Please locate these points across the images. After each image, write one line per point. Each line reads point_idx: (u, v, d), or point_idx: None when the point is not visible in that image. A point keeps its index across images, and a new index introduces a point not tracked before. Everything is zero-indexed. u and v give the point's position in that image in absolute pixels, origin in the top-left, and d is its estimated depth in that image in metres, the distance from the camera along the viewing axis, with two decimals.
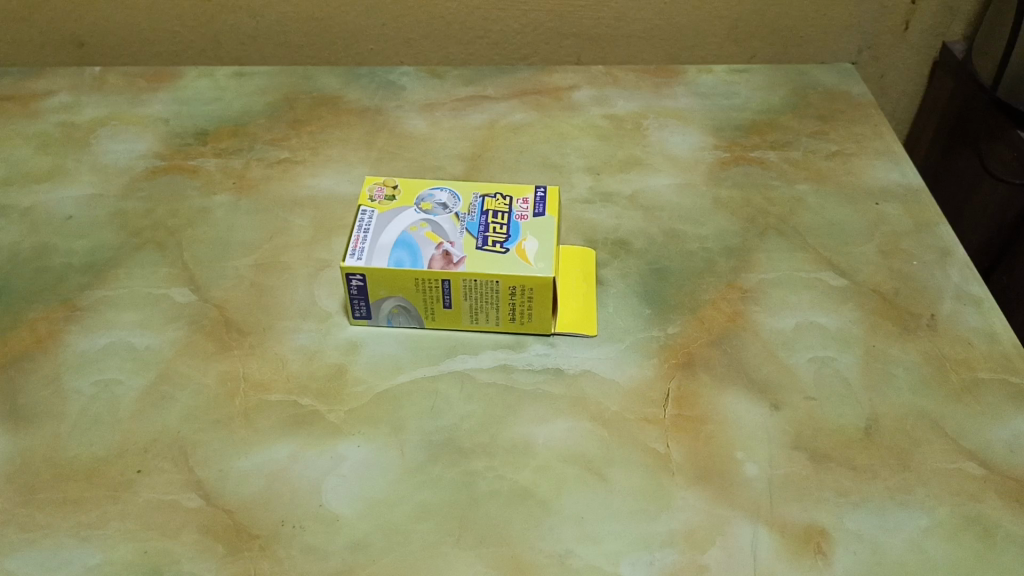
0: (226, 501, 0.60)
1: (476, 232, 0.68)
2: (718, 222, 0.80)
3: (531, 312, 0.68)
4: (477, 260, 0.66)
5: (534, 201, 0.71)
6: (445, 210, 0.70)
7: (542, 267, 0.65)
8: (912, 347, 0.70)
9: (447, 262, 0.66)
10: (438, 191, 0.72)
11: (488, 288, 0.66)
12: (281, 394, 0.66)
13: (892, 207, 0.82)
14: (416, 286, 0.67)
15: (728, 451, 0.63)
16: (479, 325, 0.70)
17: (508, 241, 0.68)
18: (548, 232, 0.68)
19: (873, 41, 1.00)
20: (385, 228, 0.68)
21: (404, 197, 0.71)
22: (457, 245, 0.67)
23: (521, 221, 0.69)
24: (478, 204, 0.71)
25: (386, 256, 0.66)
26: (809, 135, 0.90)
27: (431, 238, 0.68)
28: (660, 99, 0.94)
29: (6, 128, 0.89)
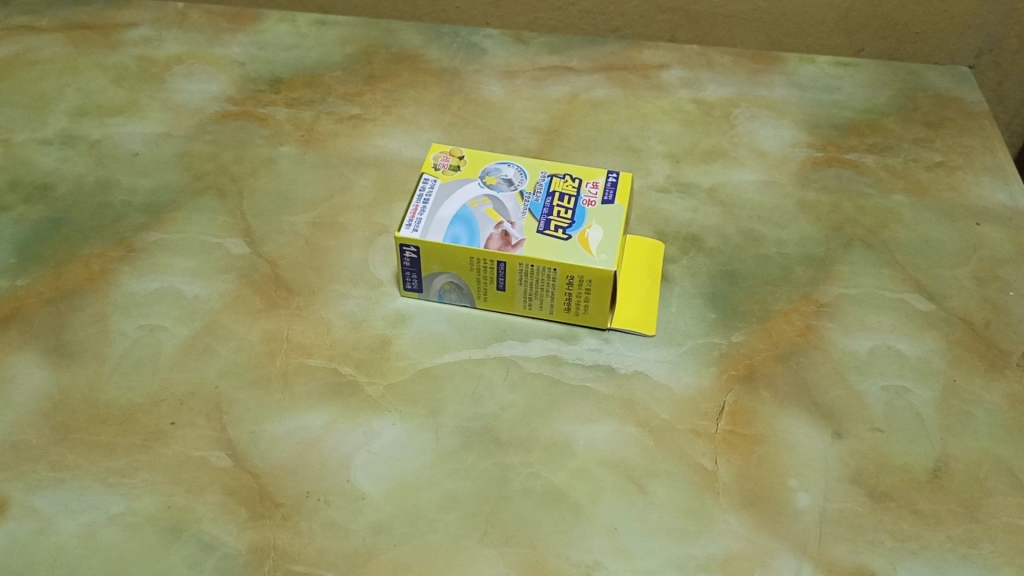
0: (255, 464, 0.59)
1: (539, 214, 0.65)
2: (802, 227, 0.75)
3: (588, 303, 0.65)
4: (536, 244, 0.63)
5: (604, 186, 0.67)
6: (510, 187, 0.67)
7: (603, 260, 0.62)
8: (998, 387, 0.64)
9: (505, 243, 0.63)
10: (505, 166, 0.68)
11: (544, 275, 0.63)
12: (322, 359, 0.65)
13: (994, 229, 0.75)
14: (469, 265, 0.64)
15: (780, 477, 0.59)
16: (533, 312, 0.67)
17: (572, 227, 0.64)
18: (615, 221, 0.64)
19: (997, 45, 0.92)
20: (445, 200, 0.65)
21: (469, 169, 0.68)
22: (517, 226, 0.64)
23: (588, 207, 0.65)
24: (545, 184, 0.67)
25: (442, 230, 0.63)
26: (911, 141, 0.83)
27: (491, 215, 0.64)
28: (754, 87, 0.89)
29: (86, 57, 0.89)
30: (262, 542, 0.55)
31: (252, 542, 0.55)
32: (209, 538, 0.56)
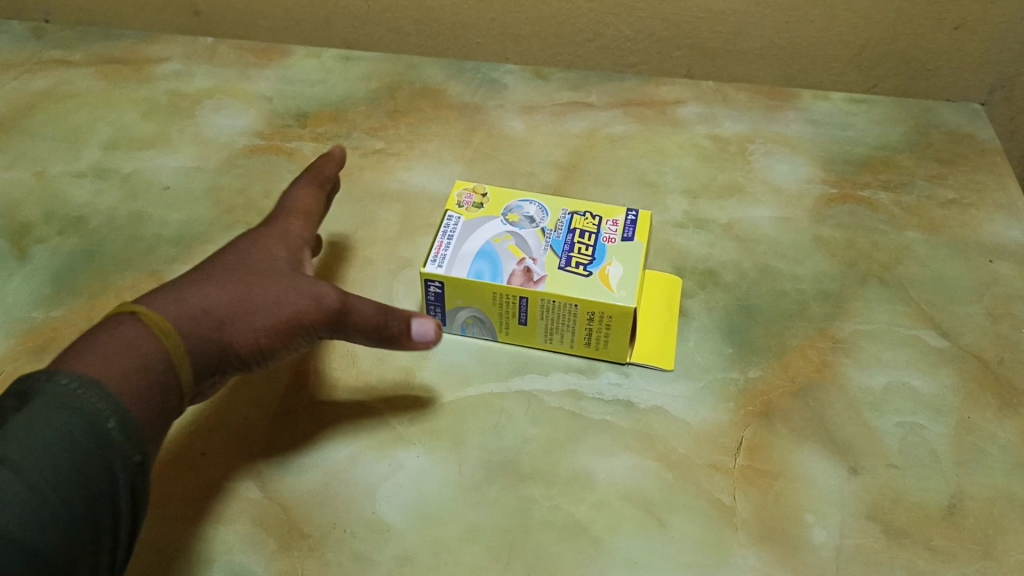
0: (283, 495, 0.61)
1: (560, 251, 0.66)
2: (817, 263, 0.77)
3: (608, 338, 0.66)
4: (557, 280, 0.64)
5: (624, 224, 0.69)
6: (532, 224, 0.68)
7: (623, 296, 0.63)
8: (1012, 424, 0.65)
9: (527, 279, 0.64)
10: (527, 203, 0.70)
11: (565, 310, 0.64)
12: (348, 393, 0.67)
13: (1007, 266, 0.77)
14: (492, 301, 0.66)
15: (797, 512, 0.60)
16: (554, 345, 0.68)
17: (593, 263, 0.65)
18: (635, 258, 0.65)
19: (1009, 81, 0.92)
20: (468, 237, 0.67)
21: (492, 206, 0.69)
22: (539, 263, 0.65)
23: (608, 244, 0.67)
24: (566, 222, 0.69)
25: (465, 266, 0.65)
26: (925, 178, 0.85)
27: (514, 252, 0.66)
28: (769, 123, 0.91)
29: (118, 92, 0.92)
30: (290, 572, 0.57)
31: (280, 572, 0.57)
32: (239, 567, 0.57)
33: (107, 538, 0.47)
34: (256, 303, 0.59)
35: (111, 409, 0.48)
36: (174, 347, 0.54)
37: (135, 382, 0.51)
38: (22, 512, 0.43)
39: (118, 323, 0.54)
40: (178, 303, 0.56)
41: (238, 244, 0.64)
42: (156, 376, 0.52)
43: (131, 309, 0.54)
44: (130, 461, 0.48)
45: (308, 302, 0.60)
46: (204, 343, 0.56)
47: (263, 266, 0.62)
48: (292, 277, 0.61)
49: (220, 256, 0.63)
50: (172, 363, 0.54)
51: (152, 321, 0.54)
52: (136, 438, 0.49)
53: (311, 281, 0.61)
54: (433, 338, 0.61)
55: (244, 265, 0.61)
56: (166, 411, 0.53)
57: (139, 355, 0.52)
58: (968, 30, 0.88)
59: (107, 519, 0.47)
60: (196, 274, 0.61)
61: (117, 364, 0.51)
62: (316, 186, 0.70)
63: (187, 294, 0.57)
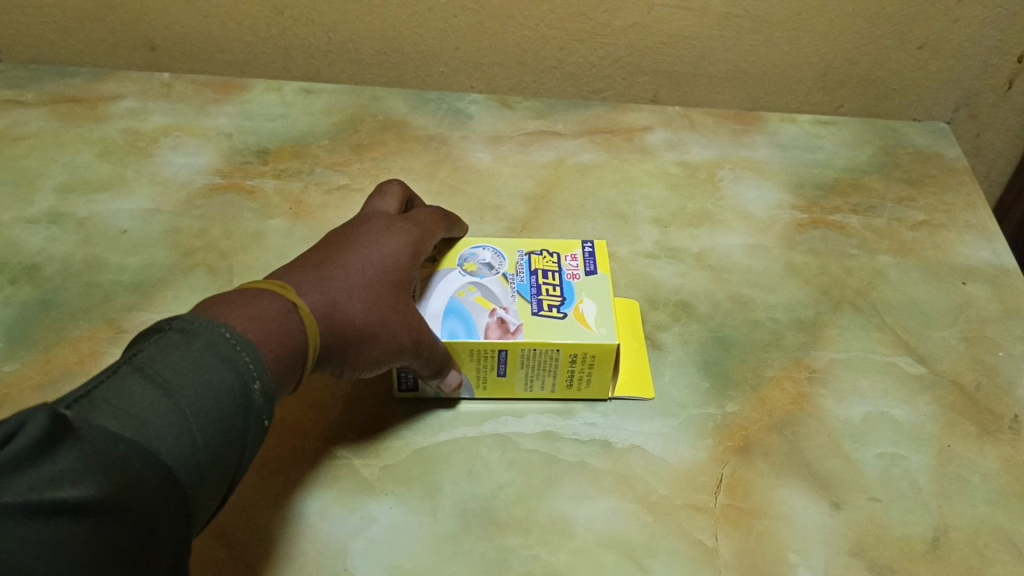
0: (250, 554, 0.58)
1: (529, 295, 0.65)
2: (790, 290, 0.76)
3: (590, 377, 0.65)
4: (534, 328, 0.62)
5: (583, 258, 0.68)
6: (491, 270, 0.67)
7: (605, 333, 0.62)
8: (992, 451, 0.65)
9: (504, 330, 0.62)
10: (479, 250, 0.69)
11: (546, 357, 0.63)
12: (316, 442, 0.65)
13: (980, 288, 0.76)
14: (468, 359, 0.63)
15: (781, 552, 0.59)
16: (533, 393, 0.67)
17: (564, 304, 0.64)
18: (603, 292, 0.65)
19: (973, 99, 0.93)
20: (428, 296, 0.64)
21: (442, 261, 0.68)
22: (511, 311, 0.63)
23: (573, 280, 0.66)
24: (525, 263, 0.68)
25: (436, 326, 0.62)
26: (895, 200, 0.84)
27: (482, 304, 0.64)
28: (738, 148, 0.90)
29: (72, 132, 0.89)
30: None
31: None
32: None
33: (216, 504, 0.44)
34: (380, 327, 0.57)
35: (263, 373, 0.46)
36: (313, 349, 0.51)
37: (284, 374, 0.49)
38: (172, 442, 0.41)
39: (278, 302, 0.50)
40: (325, 306, 0.54)
41: (366, 237, 0.61)
42: (298, 364, 0.50)
43: (291, 295, 0.52)
44: (263, 428, 0.46)
45: (411, 338, 0.58)
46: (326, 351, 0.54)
47: (391, 280, 0.59)
48: (404, 304, 0.59)
49: (352, 247, 0.60)
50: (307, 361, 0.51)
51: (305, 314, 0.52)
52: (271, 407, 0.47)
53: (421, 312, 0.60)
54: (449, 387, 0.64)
55: (371, 274, 0.58)
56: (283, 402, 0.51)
57: (295, 348, 0.50)
58: (929, 50, 0.88)
59: (230, 478, 0.44)
60: (331, 260, 0.58)
61: (276, 344, 0.48)
62: (438, 215, 0.68)
63: (331, 293, 0.55)
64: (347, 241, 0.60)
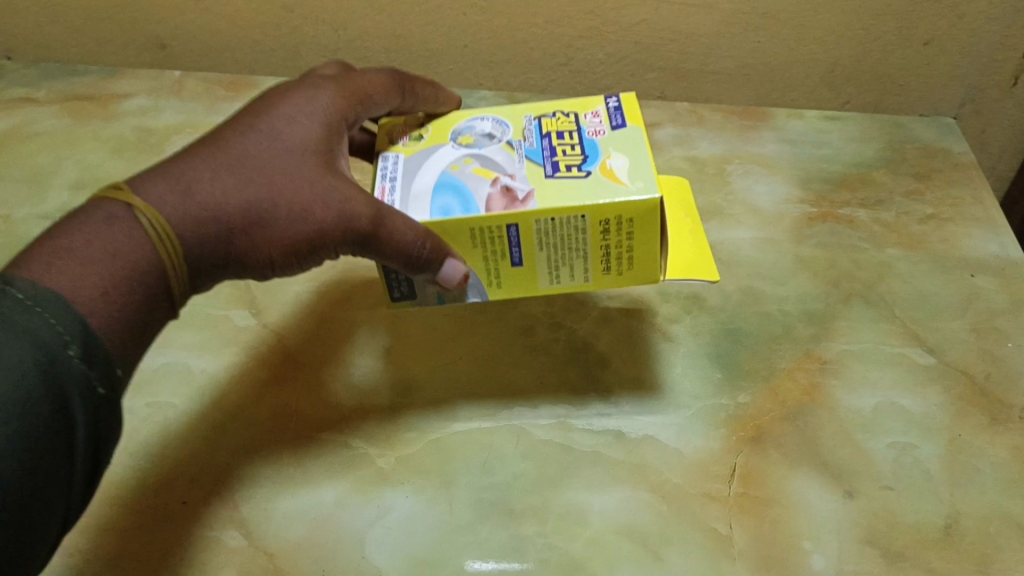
0: (269, 543, 0.59)
1: (540, 158, 0.54)
2: (800, 283, 0.77)
3: (631, 251, 0.54)
4: (548, 193, 0.52)
5: (607, 113, 0.58)
6: (491, 140, 0.56)
7: (641, 187, 0.52)
8: (1002, 441, 0.65)
9: (510, 200, 0.52)
10: (478, 121, 0.58)
11: (569, 227, 0.52)
12: (332, 433, 0.65)
13: (988, 280, 0.77)
14: (470, 243, 0.53)
15: (794, 540, 0.59)
16: (564, 280, 0.56)
17: (587, 162, 0.54)
18: (635, 143, 0.55)
19: (977, 95, 0.92)
20: (416, 173, 0.55)
21: (433, 136, 0.58)
22: (518, 178, 0.53)
23: (596, 136, 0.55)
24: (534, 126, 0.57)
25: (425, 206, 0.53)
26: (902, 194, 0.85)
27: (481, 174, 0.54)
28: (744, 143, 0.91)
29: (85, 129, 0.91)
30: None
31: None
32: None
33: (60, 489, 0.40)
34: (275, 213, 0.50)
35: (73, 334, 0.40)
36: (164, 249, 0.46)
37: (120, 294, 0.44)
38: None
39: (106, 212, 0.45)
40: (181, 198, 0.47)
41: (267, 111, 0.53)
42: (141, 282, 0.45)
43: (126, 197, 0.46)
44: (90, 395, 0.41)
45: (335, 221, 0.51)
46: (203, 252, 0.48)
47: (293, 157, 0.52)
48: (315, 181, 0.51)
49: (244, 125, 0.52)
50: (162, 271, 0.46)
51: (149, 217, 0.45)
52: (100, 368, 0.42)
53: (346, 185, 0.52)
54: (453, 284, 0.53)
55: (262, 153, 0.51)
56: (150, 329, 0.46)
57: (130, 266, 0.44)
58: (936, 46, 0.87)
59: (65, 458, 0.40)
60: (210, 144, 0.51)
61: (96, 271, 0.43)
62: (391, 79, 0.59)
63: (193, 181, 0.48)
64: (241, 119, 0.53)
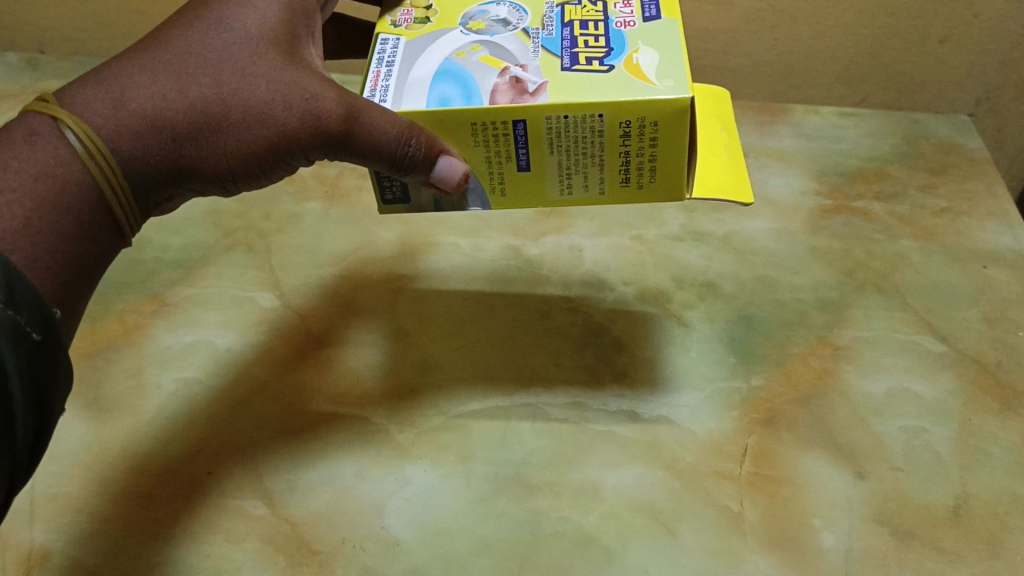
0: (291, 512, 0.61)
1: (558, 49, 0.51)
2: (815, 272, 0.78)
3: (652, 159, 0.50)
4: (563, 87, 0.48)
5: (640, 3, 0.53)
6: (506, 28, 0.53)
7: (670, 87, 0.48)
8: (1013, 426, 0.66)
9: (519, 92, 0.49)
10: (493, 6, 0.55)
11: (585, 127, 0.49)
12: (353, 409, 0.67)
13: (1002, 272, 0.78)
14: (472, 139, 0.50)
15: (805, 517, 0.60)
16: (574, 187, 0.53)
17: (611, 56, 0.50)
18: (667, 38, 0.50)
19: (993, 93, 0.92)
20: (416, 59, 0.52)
21: (442, 20, 0.54)
22: (530, 70, 0.50)
23: (625, 29, 0.52)
24: (556, 15, 0.53)
25: (423, 93, 0.50)
26: (917, 188, 0.86)
27: (488, 63, 0.51)
28: (762, 137, 0.93)
29: None
30: None
31: None
32: None
33: (10, 445, 0.39)
34: (229, 114, 0.49)
35: None
36: (90, 168, 0.45)
37: (43, 217, 0.43)
38: None
39: (31, 126, 0.45)
40: (116, 107, 0.47)
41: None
42: (68, 204, 0.44)
43: (50, 109, 0.45)
44: (22, 343, 0.39)
45: (299, 119, 0.49)
46: (149, 162, 0.48)
47: (244, 49, 0.50)
48: (271, 74, 0.49)
49: (192, 17, 0.51)
50: (97, 190, 0.46)
51: (77, 132, 0.45)
52: (26, 311, 0.40)
53: (307, 76, 0.50)
54: (453, 184, 0.50)
55: (210, 48, 0.49)
56: (88, 252, 0.46)
57: (52, 186, 0.44)
58: (952, 44, 0.88)
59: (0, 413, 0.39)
60: (154, 41, 0.49)
61: (15, 196, 0.43)
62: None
63: (129, 86, 0.47)
64: (188, 12, 0.51)
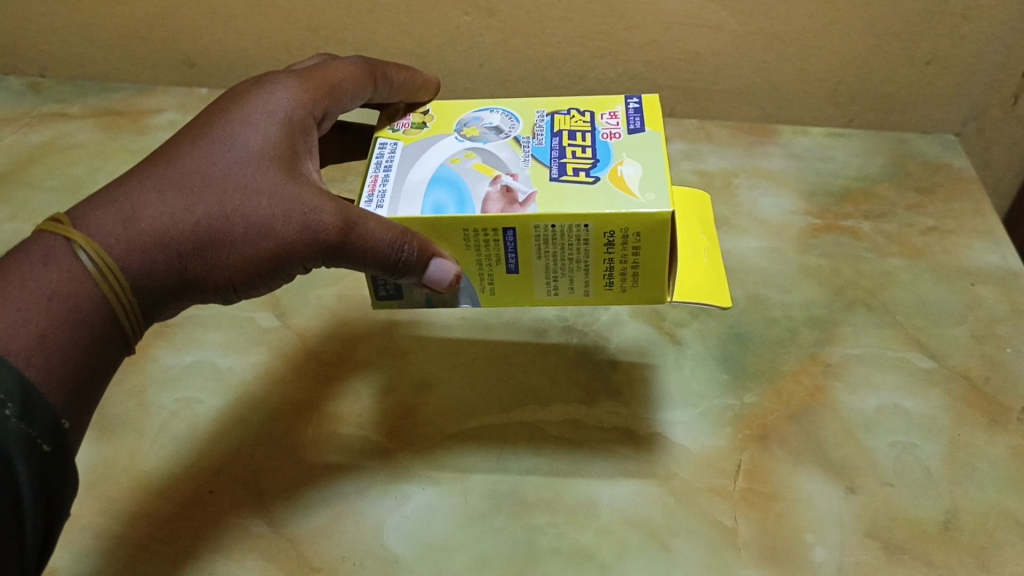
0: (292, 531, 0.61)
1: (547, 159, 0.53)
2: (806, 291, 0.79)
3: (635, 265, 0.52)
4: (551, 199, 0.50)
5: (626, 115, 0.56)
6: (498, 135, 0.56)
7: (652, 200, 0.50)
8: (1001, 441, 0.67)
9: (509, 202, 0.50)
10: (486, 113, 0.58)
11: (572, 236, 0.51)
12: (352, 428, 0.68)
13: (989, 289, 0.79)
14: (464, 242, 0.52)
15: (798, 532, 0.61)
16: (560, 289, 0.55)
17: (597, 167, 0.52)
18: (650, 151, 0.53)
19: (980, 113, 0.94)
20: (413, 163, 0.54)
21: (438, 125, 0.58)
22: (520, 179, 0.52)
23: (610, 140, 0.54)
24: (546, 124, 0.56)
25: (419, 200, 0.52)
26: (905, 208, 0.88)
27: (481, 171, 0.53)
28: (752, 158, 0.94)
29: (117, 142, 0.97)
30: None
31: None
32: None
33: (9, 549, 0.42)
34: (233, 232, 0.51)
35: (10, 394, 0.42)
36: (102, 287, 0.47)
37: (57, 332, 0.45)
38: None
39: (47, 247, 0.47)
40: (127, 227, 0.48)
41: (222, 118, 0.54)
42: (80, 318, 0.46)
43: (65, 231, 0.47)
44: (29, 453, 0.42)
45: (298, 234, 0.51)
46: (156, 278, 0.50)
47: (246, 168, 0.52)
48: (272, 192, 0.52)
49: (197, 137, 0.53)
50: (107, 305, 0.48)
51: (90, 252, 0.47)
52: (38, 423, 0.43)
53: (306, 192, 0.52)
54: (445, 284, 0.52)
55: (216, 168, 0.51)
56: (100, 361, 0.48)
57: (67, 304, 0.46)
58: (939, 65, 0.90)
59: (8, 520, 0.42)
60: (161, 161, 0.51)
61: (29, 313, 0.45)
62: (361, 67, 0.60)
63: (139, 206, 0.49)
64: (192, 133, 0.53)
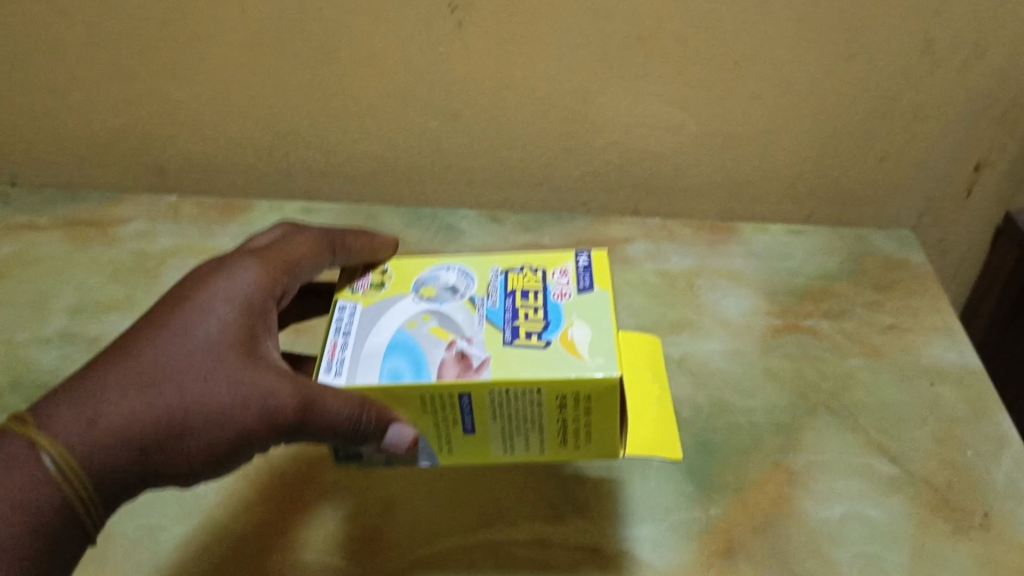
0: None
1: (501, 321, 0.56)
2: (769, 394, 0.80)
3: (587, 424, 0.55)
4: (504, 364, 0.53)
5: (575, 272, 0.60)
6: (455, 295, 0.58)
7: (601, 365, 0.53)
8: (964, 549, 0.68)
9: (464, 367, 0.53)
10: (443, 272, 0.60)
11: (526, 399, 0.54)
12: (317, 553, 0.67)
13: (948, 389, 0.80)
14: (422, 407, 0.54)
15: None
16: (516, 447, 0.58)
17: (548, 330, 0.55)
18: (599, 314, 0.56)
19: (934, 208, 0.97)
20: (371, 326, 0.57)
21: (396, 284, 0.60)
22: (475, 343, 0.55)
23: (561, 300, 0.57)
24: (500, 283, 0.59)
25: (377, 367, 0.54)
26: (864, 305, 0.89)
27: (437, 335, 0.56)
28: (713, 257, 0.96)
29: (85, 254, 0.97)
30: None
31: None
32: None
33: None
34: (193, 421, 0.53)
35: None
36: (62, 490, 0.50)
37: (16, 540, 0.48)
38: None
39: (10, 451, 0.49)
40: (90, 424, 0.51)
41: (183, 304, 0.56)
42: (39, 523, 0.49)
43: (30, 435, 0.50)
44: None
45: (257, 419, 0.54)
46: (119, 470, 0.52)
47: (206, 356, 0.54)
48: (230, 379, 0.54)
49: (158, 325, 0.55)
50: (67, 506, 0.50)
51: (53, 457, 0.49)
52: None
53: (265, 374, 0.54)
54: (403, 448, 0.55)
55: (176, 356, 0.54)
56: (58, 559, 0.50)
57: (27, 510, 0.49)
58: (892, 162, 0.93)
59: None
60: (123, 352, 0.54)
61: None
62: (321, 238, 0.63)
63: (102, 404, 0.51)
64: (154, 320, 0.55)
